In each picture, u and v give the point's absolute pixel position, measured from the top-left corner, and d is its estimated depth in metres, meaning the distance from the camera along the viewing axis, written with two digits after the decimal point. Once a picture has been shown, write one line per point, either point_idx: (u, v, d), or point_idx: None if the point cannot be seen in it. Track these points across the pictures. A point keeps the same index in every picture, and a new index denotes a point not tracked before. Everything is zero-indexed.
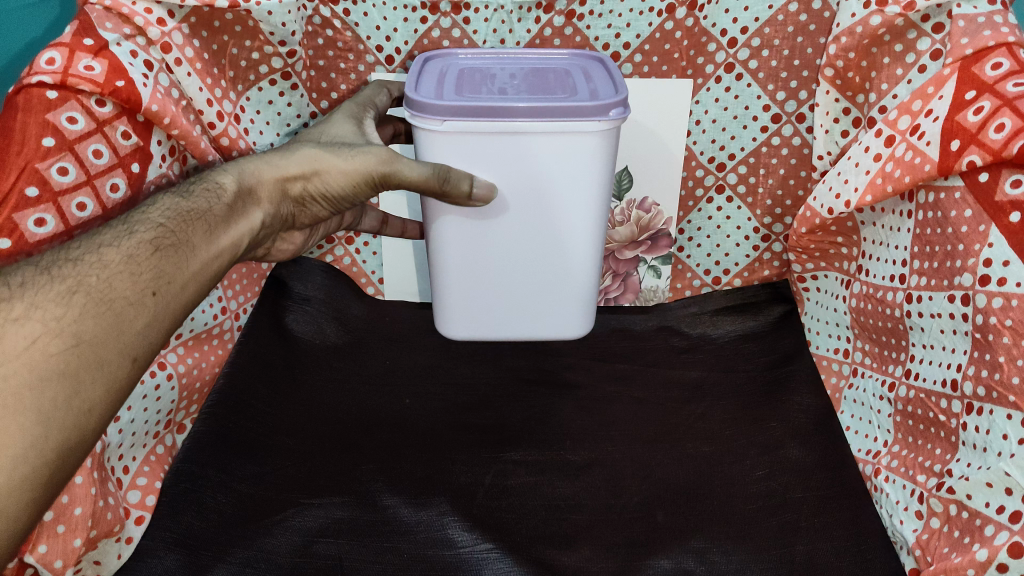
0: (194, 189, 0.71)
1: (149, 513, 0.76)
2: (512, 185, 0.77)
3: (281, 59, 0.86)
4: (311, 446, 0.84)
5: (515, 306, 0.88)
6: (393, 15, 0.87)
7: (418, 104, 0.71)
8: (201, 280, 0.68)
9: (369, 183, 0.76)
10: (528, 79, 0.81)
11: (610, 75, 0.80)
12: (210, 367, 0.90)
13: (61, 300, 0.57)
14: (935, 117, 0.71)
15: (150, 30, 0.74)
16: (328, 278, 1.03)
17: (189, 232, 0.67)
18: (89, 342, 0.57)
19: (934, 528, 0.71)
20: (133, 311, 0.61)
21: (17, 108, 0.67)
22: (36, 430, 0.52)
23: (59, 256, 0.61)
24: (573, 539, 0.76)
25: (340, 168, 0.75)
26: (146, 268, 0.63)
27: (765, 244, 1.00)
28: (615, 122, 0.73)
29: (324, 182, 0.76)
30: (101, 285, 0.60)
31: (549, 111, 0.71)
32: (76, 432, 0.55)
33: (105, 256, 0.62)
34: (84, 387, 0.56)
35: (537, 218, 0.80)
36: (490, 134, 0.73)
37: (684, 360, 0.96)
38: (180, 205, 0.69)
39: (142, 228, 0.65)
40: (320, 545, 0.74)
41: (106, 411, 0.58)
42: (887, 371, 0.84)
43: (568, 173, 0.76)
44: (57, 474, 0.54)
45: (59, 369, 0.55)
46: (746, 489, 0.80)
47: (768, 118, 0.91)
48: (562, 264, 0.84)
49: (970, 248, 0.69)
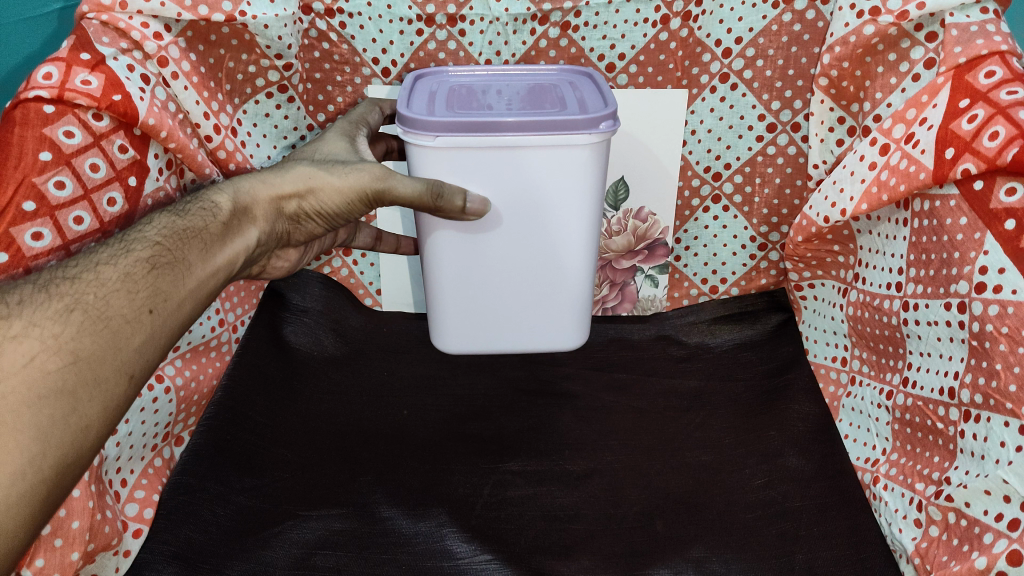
0: (189, 207, 0.71)
1: (147, 525, 0.75)
2: (505, 200, 0.77)
3: (277, 72, 0.87)
4: (310, 457, 0.84)
5: (510, 319, 0.88)
6: (388, 28, 0.87)
7: (410, 120, 0.72)
8: (197, 297, 0.68)
9: (364, 199, 0.76)
10: (517, 95, 0.81)
11: (598, 90, 0.81)
12: (207, 380, 0.90)
13: (59, 318, 0.57)
14: (929, 125, 0.72)
15: (147, 44, 0.74)
16: (326, 290, 1.02)
17: (185, 250, 0.67)
18: (86, 360, 0.57)
19: (933, 536, 0.71)
20: (129, 328, 0.61)
21: (13, 122, 0.67)
22: (33, 448, 0.52)
23: (56, 275, 0.61)
24: (572, 550, 0.75)
25: (335, 185, 0.76)
26: (143, 285, 0.63)
27: (762, 253, 1.00)
28: (605, 135, 0.73)
29: (318, 200, 0.76)
30: (98, 303, 0.60)
31: (540, 124, 0.71)
32: (73, 451, 0.55)
33: (101, 273, 0.62)
34: (81, 405, 0.56)
35: (530, 231, 0.80)
36: (481, 149, 0.73)
37: (682, 369, 0.96)
38: (176, 222, 0.69)
39: (138, 246, 0.65)
40: (319, 557, 0.74)
41: (102, 429, 0.58)
42: (886, 379, 0.84)
43: (559, 187, 0.76)
44: (55, 491, 0.54)
45: (57, 386, 0.55)
46: (745, 498, 0.80)
47: (763, 127, 0.91)
48: (557, 276, 0.84)
49: (965, 256, 0.69)
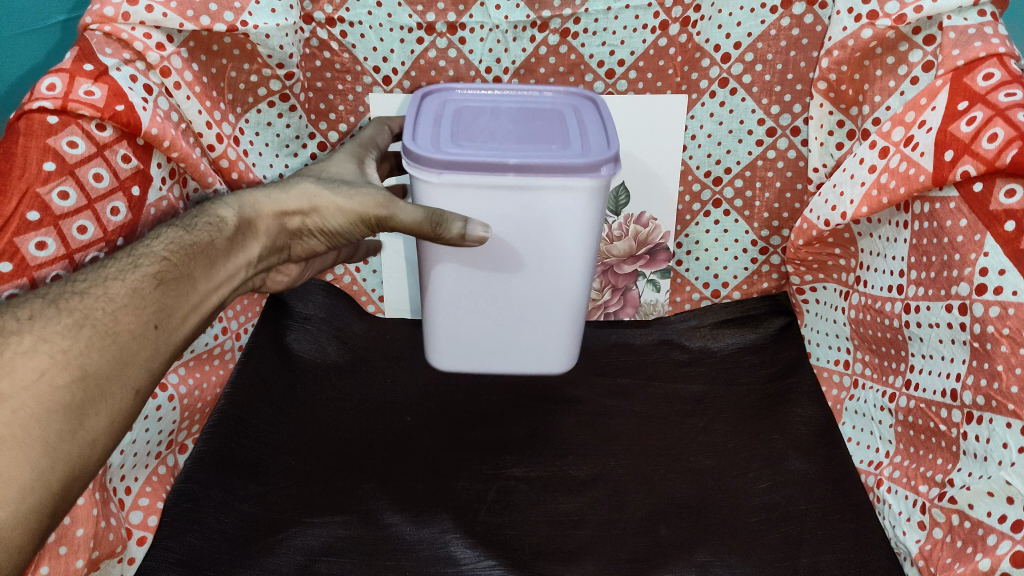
0: (195, 222, 0.72)
1: (151, 533, 0.76)
2: (501, 242, 0.78)
3: (279, 81, 0.87)
4: (313, 464, 0.84)
5: (500, 343, 0.89)
6: (389, 37, 0.88)
7: (415, 155, 0.72)
8: (199, 313, 0.69)
9: (365, 222, 0.76)
10: (522, 119, 0.81)
11: (602, 118, 0.80)
12: (209, 389, 0.89)
13: (69, 332, 0.57)
14: (928, 128, 0.72)
15: (150, 55, 0.75)
16: (328, 298, 1.03)
17: (190, 267, 0.68)
18: (94, 375, 0.57)
19: (937, 538, 0.71)
20: (136, 344, 0.61)
21: (19, 133, 0.68)
22: (43, 462, 0.53)
23: (64, 289, 0.61)
24: (575, 555, 0.76)
25: (338, 206, 0.76)
26: (150, 301, 0.63)
27: (763, 257, 1.00)
28: (605, 179, 0.72)
29: (320, 218, 0.77)
30: (107, 318, 0.60)
31: (544, 166, 0.71)
32: (80, 464, 0.56)
33: (111, 288, 0.62)
34: (88, 420, 0.56)
35: (524, 278, 0.82)
36: (484, 187, 0.72)
37: (684, 373, 0.96)
38: (183, 238, 0.69)
39: (146, 262, 0.65)
40: (323, 564, 0.74)
41: (108, 443, 0.59)
42: (887, 381, 0.84)
43: (558, 226, 0.76)
44: (60, 506, 0.55)
45: (65, 401, 0.55)
46: (749, 502, 0.80)
47: (763, 132, 0.91)
48: (547, 314, 0.86)
49: (966, 257, 0.69)
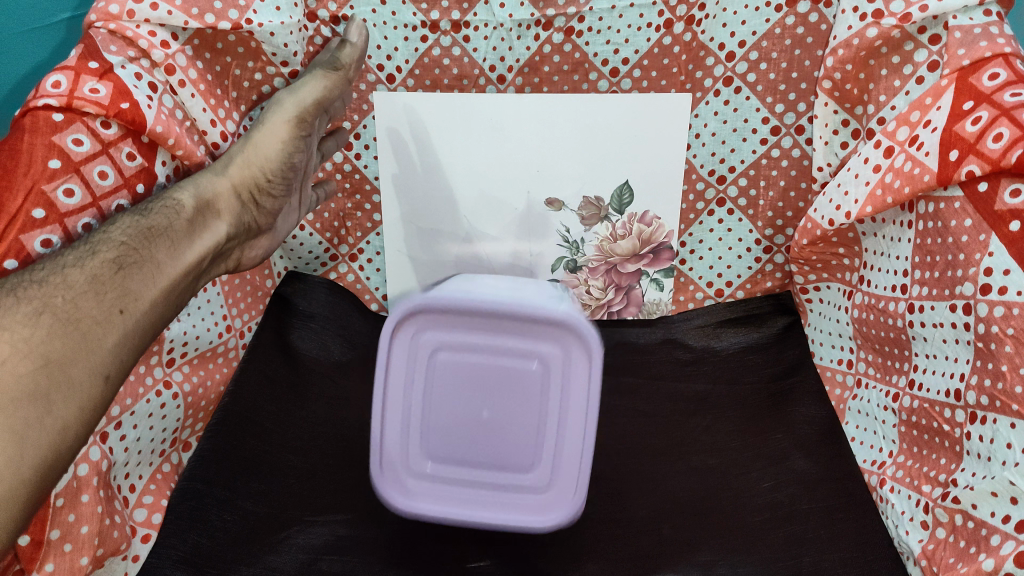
0: (153, 206, 0.71)
1: (156, 530, 0.78)
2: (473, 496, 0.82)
3: (283, 80, 0.86)
4: (316, 462, 0.86)
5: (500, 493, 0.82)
6: (393, 35, 0.89)
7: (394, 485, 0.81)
8: (167, 297, 0.69)
9: (298, 124, 0.80)
10: (496, 380, 0.79)
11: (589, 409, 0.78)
12: (215, 386, 0.88)
13: (29, 322, 0.58)
14: (933, 128, 0.72)
15: (154, 53, 0.75)
16: (332, 295, 0.98)
17: (152, 249, 0.68)
18: (57, 362, 0.58)
19: (939, 538, 0.72)
20: (101, 329, 0.62)
21: (24, 129, 0.67)
22: (11, 451, 0.54)
23: (23, 278, 0.61)
24: (579, 555, 0.80)
25: (266, 130, 0.79)
26: (111, 287, 0.64)
27: (767, 256, 0.97)
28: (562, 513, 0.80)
29: (261, 153, 0.78)
30: (67, 306, 0.60)
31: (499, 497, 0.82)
32: (52, 450, 0.57)
33: (69, 276, 0.62)
34: (55, 407, 0.57)
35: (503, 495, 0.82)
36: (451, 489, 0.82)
37: (688, 372, 0.94)
38: (141, 221, 0.68)
39: (104, 247, 0.65)
40: (325, 562, 0.78)
41: (81, 429, 0.60)
42: (891, 381, 0.83)
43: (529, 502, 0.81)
44: (36, 493, 0.56)
45: (29, 390, 0.56)
46: (753, 500, 0.83)
47: (768, 131, 0.90)
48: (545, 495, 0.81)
49: (970, 258, 0.69)
